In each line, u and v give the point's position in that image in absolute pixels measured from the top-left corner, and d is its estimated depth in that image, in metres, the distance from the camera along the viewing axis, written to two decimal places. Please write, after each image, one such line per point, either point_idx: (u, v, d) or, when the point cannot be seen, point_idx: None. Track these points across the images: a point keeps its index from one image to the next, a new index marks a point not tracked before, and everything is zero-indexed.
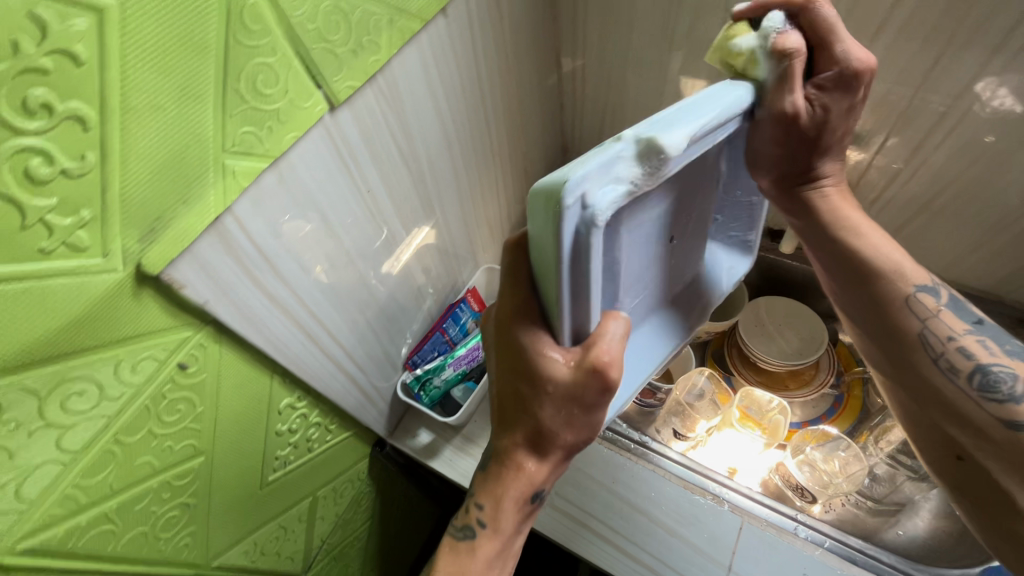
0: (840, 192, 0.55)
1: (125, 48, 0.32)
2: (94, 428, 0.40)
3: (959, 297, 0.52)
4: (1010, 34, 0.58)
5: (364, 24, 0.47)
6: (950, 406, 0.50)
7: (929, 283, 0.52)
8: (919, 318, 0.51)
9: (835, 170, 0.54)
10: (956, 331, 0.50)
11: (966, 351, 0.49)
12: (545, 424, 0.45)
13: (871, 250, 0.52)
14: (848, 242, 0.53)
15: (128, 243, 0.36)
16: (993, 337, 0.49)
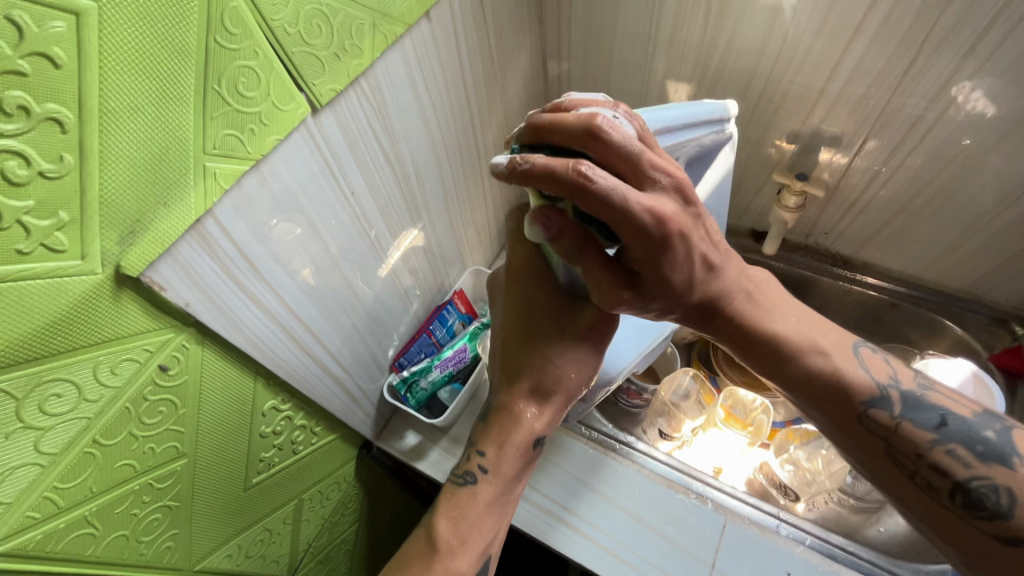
0: (748, 296, 0.51)
1: (103, 50, 0.32)
2: (73, 430, 0.40)
3: (913, 390, 0.49)
4: (979, 39, 0.60)
5: (347, 27, 0.48)
6: (945, 525, 0.47)
7: (880, 390, 0.49)
8: (883, 436, 0.49)
9: (737, 282, 0.50)
10: (922, 446, 0.47)
11: (940, 467, 0.46)
12: (550, 360, 0.50)
13: (810, 365, 0.50)
14: (791, 365, 0.50)
15: (107, 245, 0.37)
16: (961, 440, 0.46)
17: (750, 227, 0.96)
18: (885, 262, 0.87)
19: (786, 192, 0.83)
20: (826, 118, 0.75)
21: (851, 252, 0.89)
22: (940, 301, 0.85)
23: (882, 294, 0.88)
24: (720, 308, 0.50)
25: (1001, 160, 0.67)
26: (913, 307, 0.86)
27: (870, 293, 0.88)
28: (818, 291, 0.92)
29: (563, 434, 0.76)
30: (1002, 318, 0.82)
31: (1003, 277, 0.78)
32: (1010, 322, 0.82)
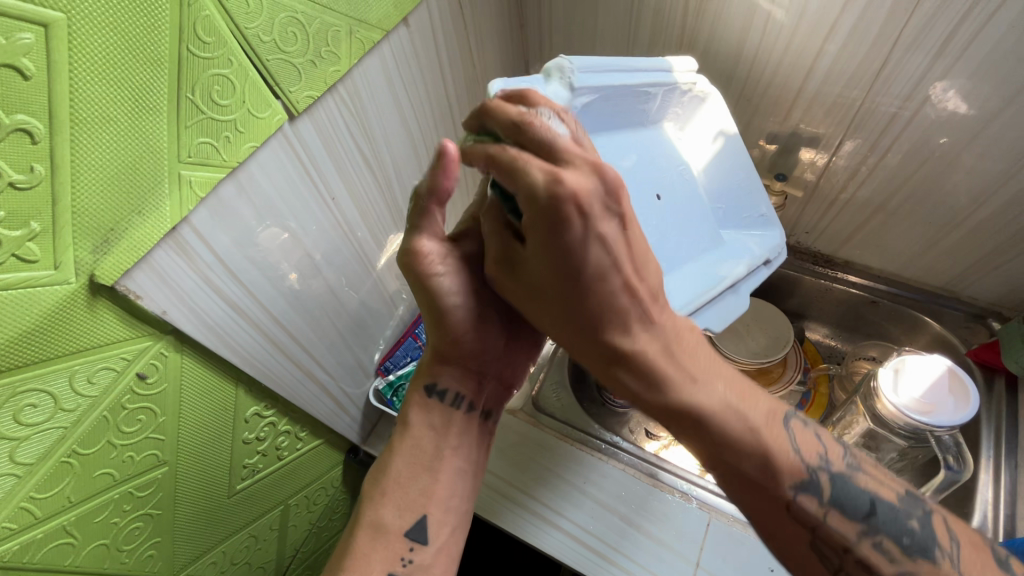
0: (670, 354, 0.45)
1: (73, 61, 0.33)
2: (50, 439, 0.39)
3: (843, 473, 0.46)
4: (949, 40, 0.61)
5: (323, 34, 0.48)
6: None
7: (811, 476, 0.46)
8: (810, 528, 0.45)
9: (655, 337, 0.45)
10: (851, 540, 0.45)
11: (868, 565, 0.44)
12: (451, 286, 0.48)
13: (739, 441, 0.45)
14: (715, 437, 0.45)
15: (80, 254, 0.37)
16: (890, 533, 0.45)
17: None
18: (866, 260, 0.89)
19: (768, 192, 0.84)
20: (804, 118, 0.76)
21: (832, 250, 0.90)
22: (918, 298, 0.86)
23: (864, 291, 0.89)
24: (635, 367, 0.44)
25: (973, 159, 0.68)
26: (892, 304, 0.87)
27: (852, 291, 0.89)
28: (800, 289, 0.93)
29: (546, 433, 0.77)
30: (979, 314, 0.83)
31: (978, 274, 0.79)
32: (987, 317, 0.83)
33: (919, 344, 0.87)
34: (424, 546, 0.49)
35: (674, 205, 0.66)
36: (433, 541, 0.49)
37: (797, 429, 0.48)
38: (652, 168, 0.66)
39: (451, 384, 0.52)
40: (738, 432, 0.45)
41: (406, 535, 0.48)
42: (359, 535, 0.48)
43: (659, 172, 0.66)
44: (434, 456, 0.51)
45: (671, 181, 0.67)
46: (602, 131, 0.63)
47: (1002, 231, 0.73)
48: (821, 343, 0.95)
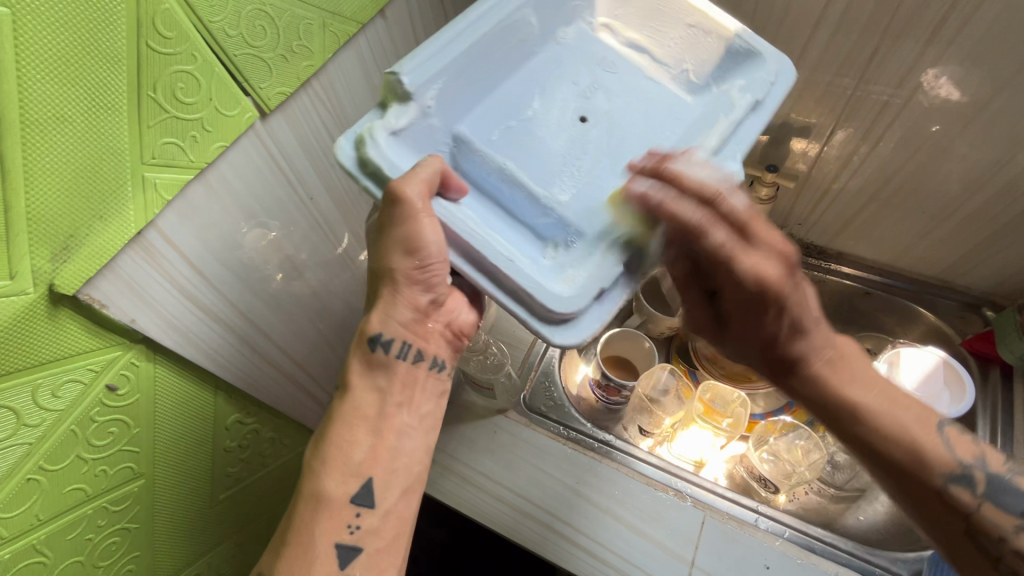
0: (834, 361, 0.50)
1: (20, 58, 0.31)
2: (14, 457, 0.38)
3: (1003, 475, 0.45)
4: (941, 25, 0.60)
5: (294, 27, 0.46)
6: None
7: (963, 469, 0.45)
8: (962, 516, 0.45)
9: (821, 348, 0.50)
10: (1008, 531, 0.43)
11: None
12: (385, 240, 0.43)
13: (886, 436, 0.47)
14: (862, 430, 0.47)
15: (38, 264, 0.35)
16: None
17: None
18: (858, 251, 0.87)
19: (758, 184, 0.80)
20: (795, 107, 0.75)
21: (825, 242, 0.89)
22: (911, 289, 0.85)
23: (856, 282, 0.88)
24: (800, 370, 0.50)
25: (966, 147, 0.67)
26: (886, 295, 0.86)
27: (844, 282, 0.89)
28: None
29: (538, 433, 0.76)
30: (971, 303, 0.82)
31: (972, 263, 0.78)
32: (979, 307, 0.82)
33: (913, 336, 0.86)
34: (371, 512, 0.46)
35: (613, 111, 0.51)
36: (381, 505, 0.46)
37: (954, 435, 0.47)
38: (566, 92, 0.52)
39: (397, 333, 0.46)
40: (864, 399, 0.48)
41: (355, 501, 0.45)
42: (302, 506, 0.45)
43: (574, 87, 0.52)
44: (379, 416, 0.47)
45: (597, 87, 0.52)
46: (494, 90, 0.51)
47: (996, 220, 0.71)
48: None
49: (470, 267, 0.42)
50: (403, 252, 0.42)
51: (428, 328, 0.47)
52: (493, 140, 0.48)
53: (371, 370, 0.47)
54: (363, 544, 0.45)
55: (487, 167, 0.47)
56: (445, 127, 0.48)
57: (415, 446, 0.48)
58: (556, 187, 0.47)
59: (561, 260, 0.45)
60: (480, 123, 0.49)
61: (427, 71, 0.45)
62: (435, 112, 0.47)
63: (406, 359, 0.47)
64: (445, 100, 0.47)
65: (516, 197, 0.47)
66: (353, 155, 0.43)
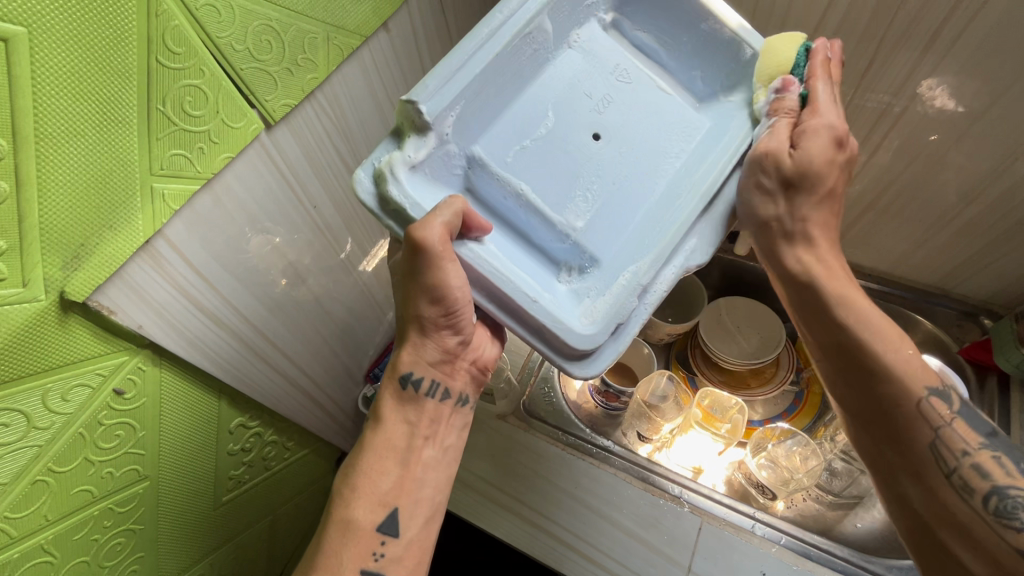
0: (841, 301, 0.49)
1: (36, 74, 0.32)
2: (23, 458, 0.39)
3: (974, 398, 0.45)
4: (936, 36, 0.60)
5: (299, 41, 0.47)
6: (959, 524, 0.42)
7: (942, 385, 0.45)
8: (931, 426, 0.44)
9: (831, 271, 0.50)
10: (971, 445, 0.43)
11: (982, 470, 0.42)
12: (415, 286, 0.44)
13: (879, 356, 0.46)
14: (852, 349, 0.47)
15: (49, 271, 0.36)
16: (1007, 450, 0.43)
17: None
18: (856, 259, 0.88)
19: None
20: None
21: None
22: (910, 297, 0.86)
23: (856, 290, 0.88)
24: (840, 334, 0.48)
25: (962, 156, 0.68)
26: (884, 304, 0.86)
27: None
28: None
29: (537, 438, 0.76)
30: (970, 312, 0.83)
31: (968, 272, 0.79)
32: (977, 315, 0.82)
33: (911, 344, 0.86)
34: (396, 540, 0.47)
35: (626, 126, 0.50)
36: (404, 533, 0.47)
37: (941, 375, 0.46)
38: (576, 105, 0.50)
39: (426, 372, 0.49)
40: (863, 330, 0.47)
41: (380, 529, 0.46)
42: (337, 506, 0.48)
43: (583, 99, 0.50)
44: (407, 449, 0.49)
45: (609, 102, 0.50)
46: (507, 99, 0.48)
47: (992, 229, 0.72)
48: None
49: (498, 310, 0.44)
50: (429, 300, 0.45)
51: (456, 367, 0.50)
52: (508, 161, 0.48)
53: (400, 406, 0.50)
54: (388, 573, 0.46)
55: (504, 190, 0.47)
56: (461, 152, 0.47)
57: (437, 478, 0.50)
58: (573, 214, 0.47)
59: (576, 286, 0.48)
60: (495, 140, 0.48)
61: (442, 98, 0.43)
62: (453, 136, 0.46)
63: (435, 397, 0.50)
64: (460, 122, 0.46)
65: (534, 223, 0.48)
66: (372, 189, 0.43)
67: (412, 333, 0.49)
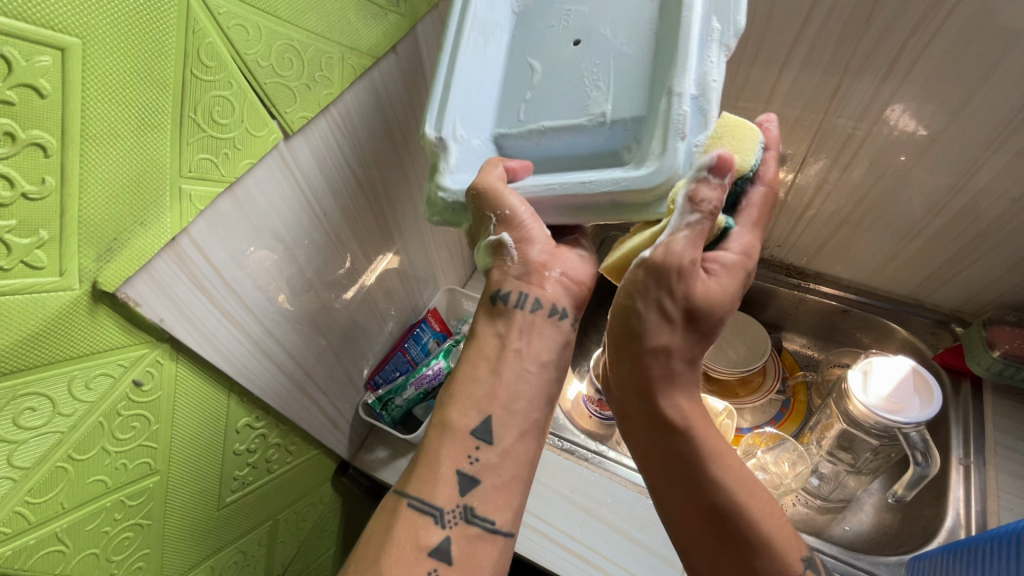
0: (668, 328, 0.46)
1: (87, 82, 0.35)
2: (46, 444, 0.41)
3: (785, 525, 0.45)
4: (894, 63, 0.66)
5: (317, 60, 0.52)
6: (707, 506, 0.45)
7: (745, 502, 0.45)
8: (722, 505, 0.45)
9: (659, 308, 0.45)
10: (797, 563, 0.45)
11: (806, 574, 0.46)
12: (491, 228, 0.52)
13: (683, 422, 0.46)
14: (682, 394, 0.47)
15: (85, 262, 0.39)
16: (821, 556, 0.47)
17: None
18: (836, 271, 0.92)
19: None
20: None
21: (803, 263, 0.94)
22: (888, 307, 0.90)
23: (835, 301, 0.92)
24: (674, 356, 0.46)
25: (926, 173, 0.73)
26: (863, 313, 0.90)
27: (827, 301, 0.92)
28: (775, 301, 0.97)
29: None
30: (942, 320, 0.87)
31: (938, 281, 0.83)
32: (949, 324, 0.86)
33: (889, 350, 0.90)
34: (489, 447, 0.47)
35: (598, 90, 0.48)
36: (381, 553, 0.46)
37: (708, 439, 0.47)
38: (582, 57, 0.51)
39: (513, 285, 0.52)
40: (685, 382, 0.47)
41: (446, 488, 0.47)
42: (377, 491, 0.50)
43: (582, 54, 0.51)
44: (497, 358, 0.50)
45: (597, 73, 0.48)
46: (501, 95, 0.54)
47: (958, 240, 0.77)
48: (799, 353, 0.98)
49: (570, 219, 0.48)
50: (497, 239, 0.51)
51: (544, 277, 0.51)
52: (521, 118, 0.52)
53: (490, 319, 0.52)
54: (481, 478, 0.46)
55: (531, 139, 0.51)
56: (481, 139, 0.53)
57: (532, 391, 0.49)
58: (595, 104, 0.47)
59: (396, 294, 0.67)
60: (508, 110, 0.53)
61: (467, 108, 0.53)
62: (467, 134, 0.53)
63: (524, 307, 0.51)
64: (467, 126, 0.53)
65: (568, 141, 0.49)
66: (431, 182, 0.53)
67: (500, 262, 0.52)
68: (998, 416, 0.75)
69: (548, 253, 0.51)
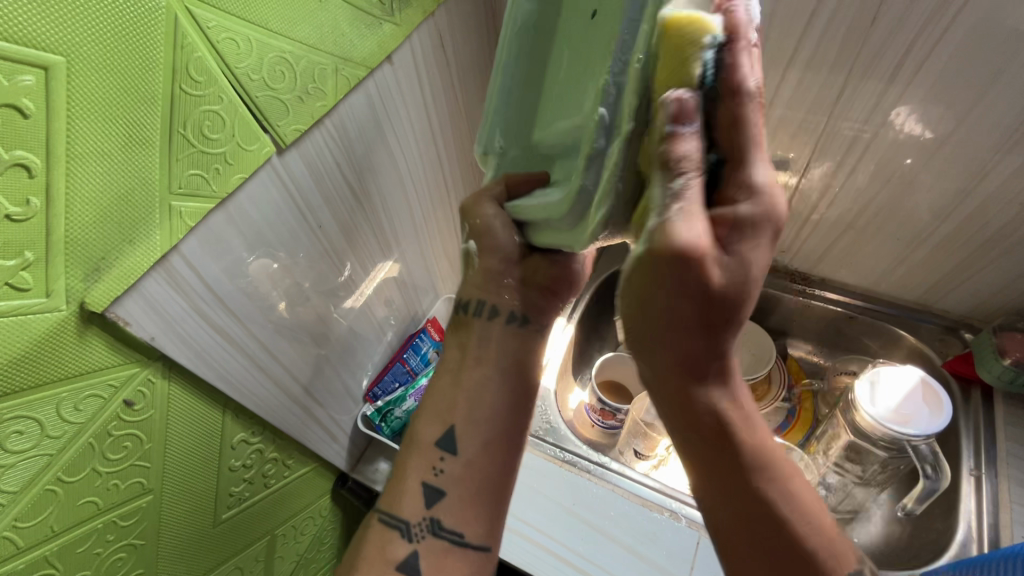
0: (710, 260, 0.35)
1: (71, 100, 0.35)
2: (35, 467, 0.40)
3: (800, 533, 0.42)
4: (899, 66, 0.65)
5: (310, 72, 0.51)
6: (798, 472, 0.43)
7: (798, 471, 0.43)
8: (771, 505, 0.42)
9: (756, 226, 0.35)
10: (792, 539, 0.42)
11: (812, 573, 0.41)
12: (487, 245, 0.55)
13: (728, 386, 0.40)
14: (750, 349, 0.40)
15: (72, 282, 0.38)
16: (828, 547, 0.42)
17: None
18: (841, 277, 0.91)
19: None
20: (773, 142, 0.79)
21: (808, 268, 0.92)
22: (895, 314, 0.88)
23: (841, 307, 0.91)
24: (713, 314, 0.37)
25: (932, 178, 0.72)
26: (869, 320, 0.89)
27: (831, 308, 0.91)
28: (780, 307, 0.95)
29: (536, 455, 0.77)
30: (951, 326, 0.85)
31: (946, 287, 0.82)
32: (959, 330, 0.85)
33: (896, 357, 0.89)
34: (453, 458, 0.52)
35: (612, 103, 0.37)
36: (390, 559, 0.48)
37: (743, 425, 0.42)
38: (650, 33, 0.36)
39: (474, 294, 0.58)
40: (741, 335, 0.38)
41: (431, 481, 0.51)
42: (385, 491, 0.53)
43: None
44: (458, 368, 0.56)
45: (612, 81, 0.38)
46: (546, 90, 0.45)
47: (966, 245, 0.75)
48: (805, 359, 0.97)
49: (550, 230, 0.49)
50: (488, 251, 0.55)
51: (498, 288, 0.56)
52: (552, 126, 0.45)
53: (456, 329, 0.59)
54: (446, 490, 0.51)
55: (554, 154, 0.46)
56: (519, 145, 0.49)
57: (490, 404, 0.53)
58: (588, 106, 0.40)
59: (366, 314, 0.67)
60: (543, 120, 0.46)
61: (508, 113, 0.47)
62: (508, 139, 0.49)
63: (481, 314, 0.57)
64: (506, 134, 0.48)
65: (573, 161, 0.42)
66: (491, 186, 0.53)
67: (467, 266, 0.59)
68: (1009, 426, 0.73)
69: (508, 263, 0.56)
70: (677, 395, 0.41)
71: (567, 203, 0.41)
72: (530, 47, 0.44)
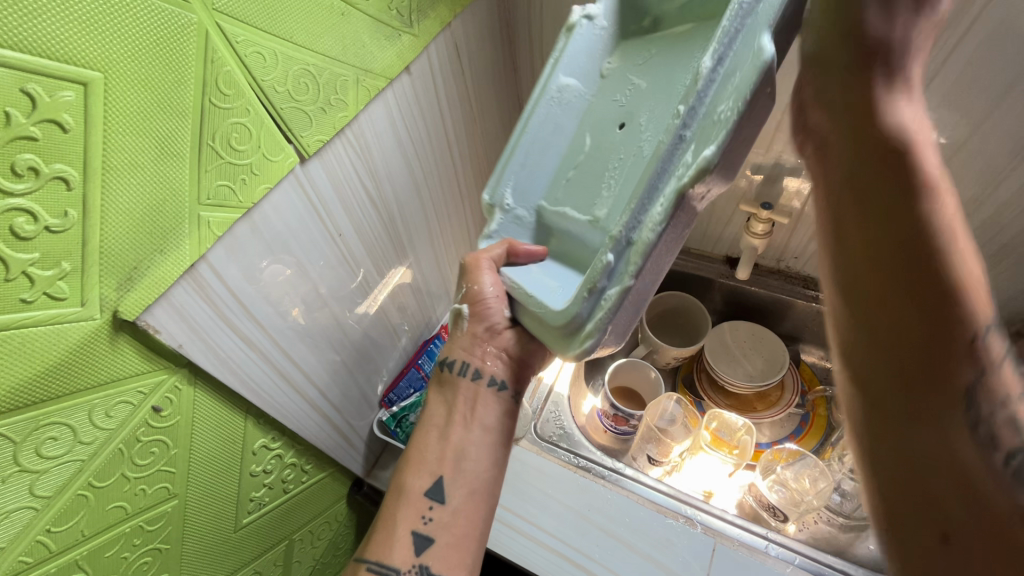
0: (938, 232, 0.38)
1: (108, 114, 0.36)
2: (67, 473, 0.41)
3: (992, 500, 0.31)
4: None
5: (332, 84, 0.52)
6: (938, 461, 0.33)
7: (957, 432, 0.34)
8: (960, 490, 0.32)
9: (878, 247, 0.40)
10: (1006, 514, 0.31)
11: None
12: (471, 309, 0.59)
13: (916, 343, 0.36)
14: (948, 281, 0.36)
15: (105, 292, 0.39)
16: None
17: (724, 253, 0.98)
18: None
19: (754, 221, 0.83)
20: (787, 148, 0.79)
21: (821, 274, 0.92)
22: None
23: None
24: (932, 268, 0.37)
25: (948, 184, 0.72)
26: None
27: None
28: (792, 313, 0.96)
29: (549, 461, 0.78)
30: None
31: None
32: None
33: None
34: (441, 505, 0.52)
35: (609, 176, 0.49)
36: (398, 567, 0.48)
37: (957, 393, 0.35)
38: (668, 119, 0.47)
39: (458, 355, 0.59)
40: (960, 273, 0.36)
41: (428, 495, 0.52)
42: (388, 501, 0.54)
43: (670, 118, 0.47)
44: (446, 424, 0.57)
45: (617, 166, 0.49)
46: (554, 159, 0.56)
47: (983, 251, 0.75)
48: (817, 365, 0.97)
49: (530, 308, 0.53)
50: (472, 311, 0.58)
51: (483, 352, 0.58)
52: (559, 195, 0.54)
53: (441, 386, 0.60)
54: (435, 536, 0.51)
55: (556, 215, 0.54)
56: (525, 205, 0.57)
57: (478, 454, 0.55)
58: (598, 206, 0.49)
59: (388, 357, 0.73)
60: (547, 184, 0.56)
61: (522, 181, 0.56)
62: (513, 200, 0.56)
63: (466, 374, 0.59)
64: (517, 194, 0.56)
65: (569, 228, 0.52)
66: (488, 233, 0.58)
67: (456, 328, 0.60)
68: None
69: (494, 331, 0.58)
70: (857, 218, 0.40)
71: (566, 316, 0.44)
72: (543, 124, 0.55)
